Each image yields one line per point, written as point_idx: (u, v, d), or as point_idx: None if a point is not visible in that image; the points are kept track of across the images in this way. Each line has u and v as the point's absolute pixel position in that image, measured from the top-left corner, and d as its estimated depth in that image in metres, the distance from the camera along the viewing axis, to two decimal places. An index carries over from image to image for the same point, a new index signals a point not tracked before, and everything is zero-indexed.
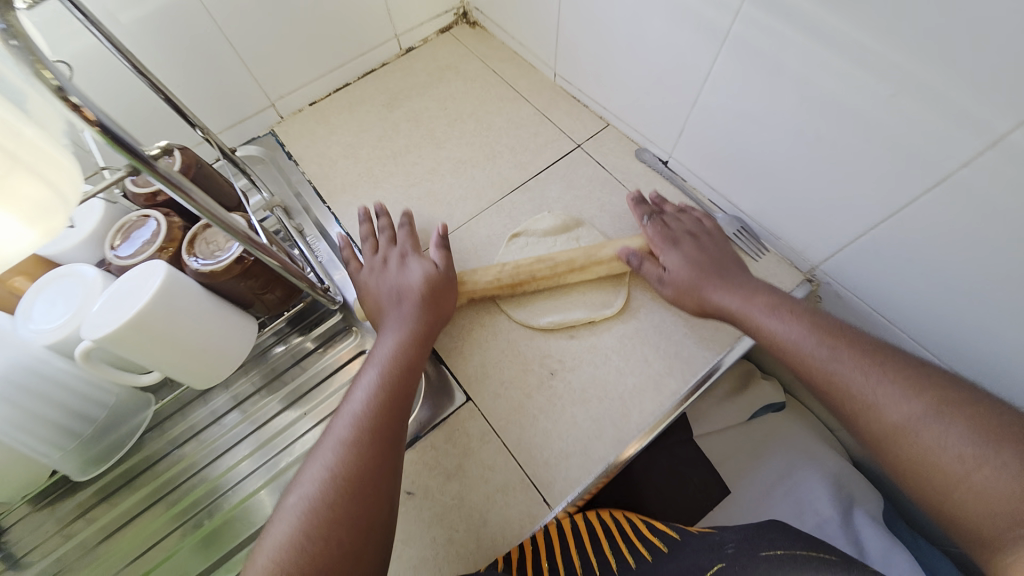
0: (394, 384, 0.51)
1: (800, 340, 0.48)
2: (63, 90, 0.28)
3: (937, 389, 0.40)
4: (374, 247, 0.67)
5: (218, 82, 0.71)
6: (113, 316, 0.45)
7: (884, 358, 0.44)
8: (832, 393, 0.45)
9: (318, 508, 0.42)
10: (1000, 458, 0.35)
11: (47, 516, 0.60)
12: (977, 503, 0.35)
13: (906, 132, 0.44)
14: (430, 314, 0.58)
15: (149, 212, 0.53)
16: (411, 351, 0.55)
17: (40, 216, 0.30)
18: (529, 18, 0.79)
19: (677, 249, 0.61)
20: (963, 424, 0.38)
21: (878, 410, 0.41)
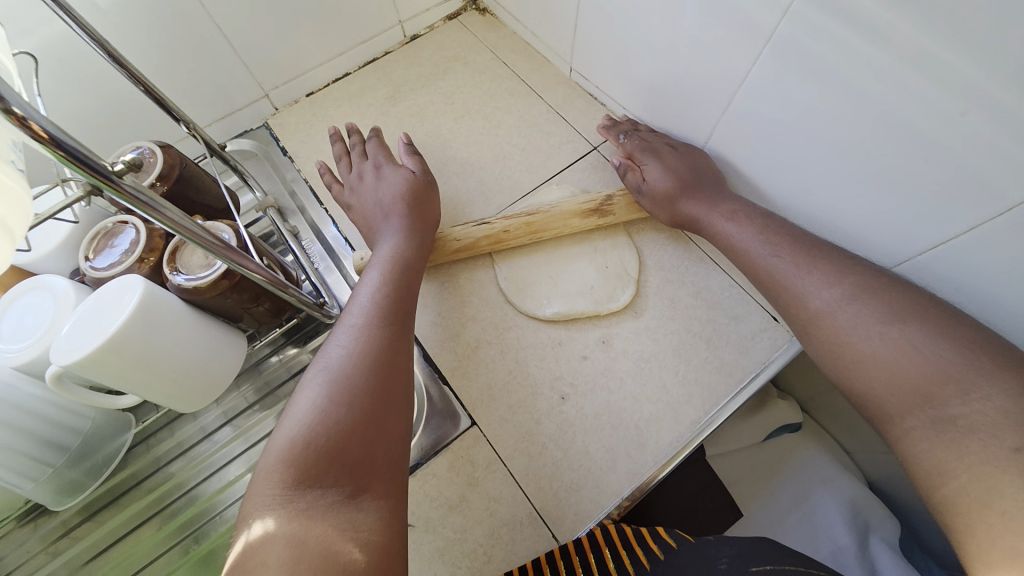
0: (399, 280, 0.54)
1: (750, 242, 0.55)
2: (4, 102, 0.23)
3: (856, 277, 0.48)
4: (348, 165, 0.67)
5: (207, 70, 0.65)
6: (87, 339, 0.40)
7: (820, 254, 0.50)
8: (772, 284, 0.52)
9: (339, 378, 0.46)
10: (919, 325, 0.42)
11: (30, 533, 0.57)
12: (908, 357, 0.42)
13: (976, 155, 0.39)
14: (420, 215, 0.60)
15: (128, 218, 0.49)
16: (409, 248, 0.57)
17: None
18: (544, 6, 0.73)
19: (658, 159, 0.62)
20: (883, 301, 0.45)
21: (810, 297, 0.49)
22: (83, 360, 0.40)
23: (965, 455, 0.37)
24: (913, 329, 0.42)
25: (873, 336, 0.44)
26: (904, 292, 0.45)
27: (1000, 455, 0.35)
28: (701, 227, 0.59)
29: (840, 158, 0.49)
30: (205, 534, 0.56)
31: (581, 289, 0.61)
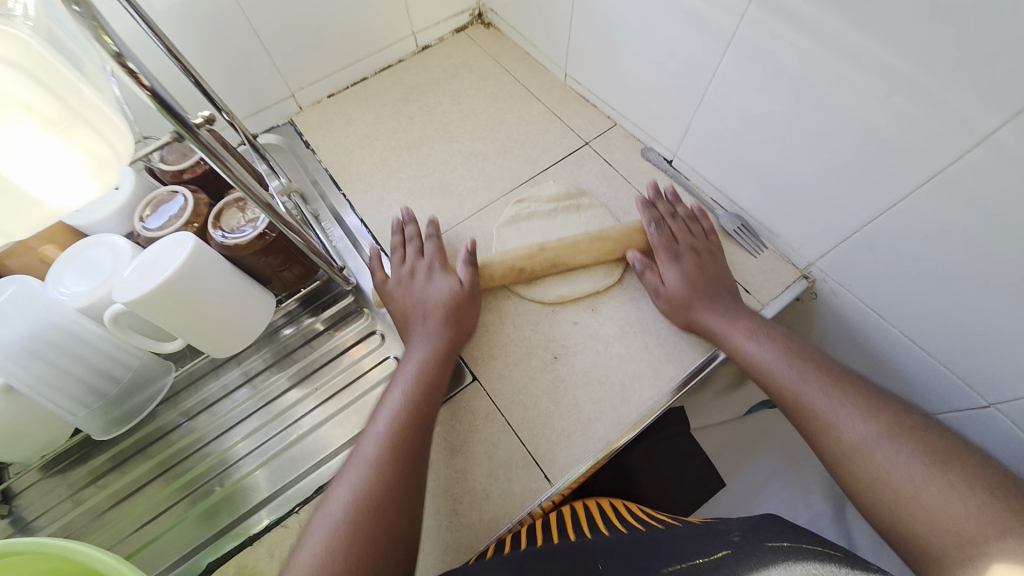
0: (420, 405, 0.54)
1: (776, 363, 0.54)
2: (121, 56, 0.31)
3: (887, 413, 0.48)
4: (401, 258, 0.67)
5: (243, 70, 0.74)
6: (144, 283, 0.46)
7: (847, 386, 0.50)
8: (797, 409, 0.51)
9: (347, 524, 0.46)
10: (944, 480, 0.42)
11: (59, 481, 0.62)
12: (930, 515, 0.41)
13: (899, 129, 0.47)
14: (454, 327, 0.60)
15: (177, 188, 0.56)
16: (440, 363, 0.58)
17: (101, 169, 0.33)
18: (542, 19, 0.82)
19: (678, 267, 0.63)
20: (911, 446, 0.45)
21: (839, 430, 0.48)
22: (140, 298, 0.46)
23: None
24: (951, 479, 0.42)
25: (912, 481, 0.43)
26: (936, 437, 0.45)
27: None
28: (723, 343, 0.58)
29: (797, 141, 0.57)
30: (219, 484, 0.61)
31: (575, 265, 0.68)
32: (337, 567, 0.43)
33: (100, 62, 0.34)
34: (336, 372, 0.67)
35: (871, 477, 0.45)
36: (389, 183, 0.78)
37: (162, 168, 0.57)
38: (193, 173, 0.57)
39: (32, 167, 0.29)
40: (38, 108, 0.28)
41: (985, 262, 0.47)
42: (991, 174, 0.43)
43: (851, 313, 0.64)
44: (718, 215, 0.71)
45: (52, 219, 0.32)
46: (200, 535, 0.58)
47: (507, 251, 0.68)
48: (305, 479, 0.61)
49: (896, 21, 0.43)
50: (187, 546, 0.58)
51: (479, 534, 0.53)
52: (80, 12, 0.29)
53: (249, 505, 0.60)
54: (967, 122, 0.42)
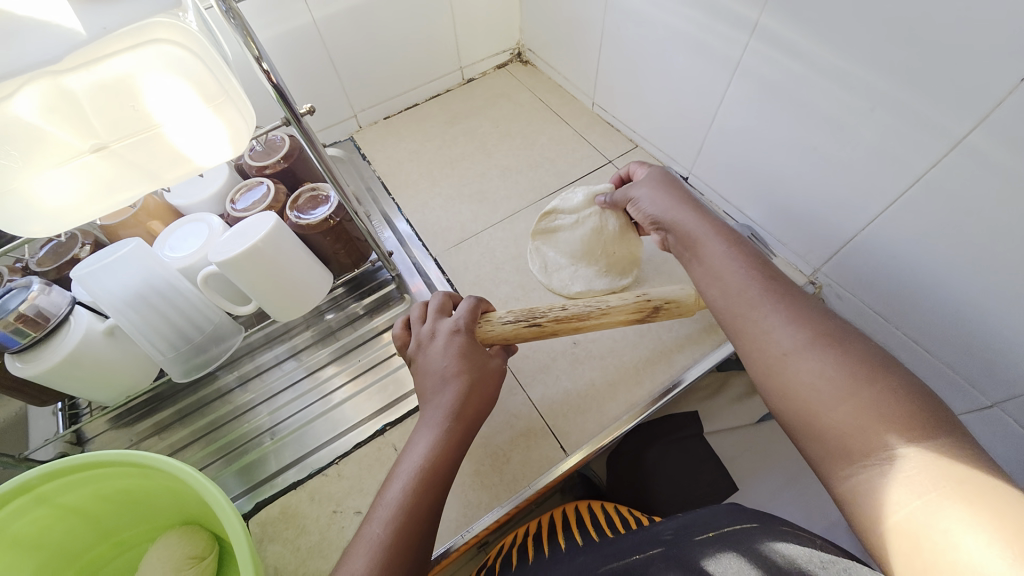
0: (423, 512, 0.43)
1: (732, 271, 0.49)
2: (261, 59, 0.42)
3: (827, 325, 0.43)
4: (422, 314, 0.57)
5: (317, 91, 0.87)
6: (235, 246, 0.56)
7: (791, 299, 0.46)
8: (731, 315, 0.48)
9: None
10: (861, 383, 0.39)
11: (125, 431, 0.70)
12: (841, 421, 0.38)
13: (884, 140, 0.54)
14: (480, 409, 0.50)
15: (262, 179, 0.67)
16: (456, 452, 0.47)
17: (237, 138, 0.44)
18: (574, 56, 0.94)
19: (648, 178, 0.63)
20: (834, 356, 0.41)
21: (769, 338, 0.44)
22: (227, 260, 0.55)
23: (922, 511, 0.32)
24: (886, 386, 0.38)
25: (832, 390, 0.40)
26: (864, 344, 0.41)
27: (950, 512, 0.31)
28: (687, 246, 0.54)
29: (797, 154, 0.64)
30: (266, 440, 0.68)
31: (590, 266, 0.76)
32: None
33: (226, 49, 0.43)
34: (375, 350, 0.75)
35: (788, 388, 0.42)
36: (433, 190, 0.88)
37: (250, 163, 0.69)
38: (274, 168, 0.68)
39: (190, 133, 0.41)
40: (199, 89, 0.39)
41: (969, 259, 0.51)
42: (965, 175, 0.48)
43: (856, 316, 0.68)
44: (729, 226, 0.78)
45: (198, 171, 0.45)
46: (242, 484, 0.65)
47: (543, 327, 0.55)
48: (341, 439, 0.67)
49: (871, 47, 0.50)
50: (229, 493, 0.64)
51: (498, 495, 0.58)
52: (235, 23, 0.40)
53: (286, 462, 0.66)
54: (942, 129, 0.49)
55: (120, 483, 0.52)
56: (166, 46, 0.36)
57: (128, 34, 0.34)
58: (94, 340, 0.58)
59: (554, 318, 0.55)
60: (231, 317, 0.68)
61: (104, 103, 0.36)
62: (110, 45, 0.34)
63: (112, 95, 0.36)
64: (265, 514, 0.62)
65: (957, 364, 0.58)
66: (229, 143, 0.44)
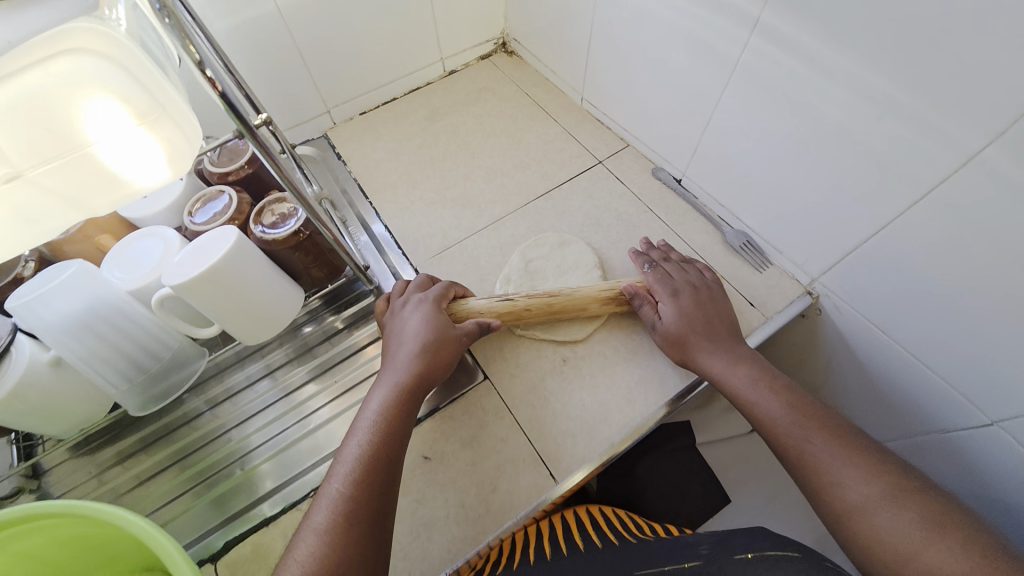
0: (386, 451, 0.49)
1: (782, 416, 0.53)
2: (202, 63, 0.37)
3: (892, 475, 0.47)
4: (401, 291, 0.66)
5: (286, 87, 0.81)
6: (192, 267, 0.51)
7: (853, 446, 0.49)
8: (799, 466, 0.50)
9: None
10: (945, 540, 0.41)
11: (86, 461, 0.65)
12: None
13: (892, 149, 0.50)
14: (437, 374, 0.56)
15: (223, 188, 0.61)
16: (411, 399, 0.53)
17: (174, 159, 0.39)
18: (561, 48, 0.88)
19: (674, 301, 0.63)
20: (912, 510, 0.44)
21: (842, 488, 0.47)
22: (185, 283, 0.50)
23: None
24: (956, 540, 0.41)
25: (911, 542, 0.42)
26: (940, 501, 0.44)
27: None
28: (729, 395, 0.57)
29: (799, 161, 0.60)
30: (237, 469, 0.64)
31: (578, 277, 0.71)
32: None
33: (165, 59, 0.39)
34: (355, 367, 0.71)
35: (871, 544, 0.44)
36: (412, 193, 0.83)
37: (211, 170, 0.63)
38: (238, 175, 0.63)
39: (125, 156, 0.36)
40: (131, 106, 0.33)
41: (975, 280, 0.49)
42: (979, 192, 0.45)
43: (852, 330, 0.66)
44: (724, 232, 0.75)
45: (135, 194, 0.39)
46: (215, 518, 0.61)
47: (517, 305, 0.63)
48: (320, 467, 0.63)
49: (880, 50, 0.47)
50: (201, 527, 0.60)
51: (486, 527, 0.54)
52: (169, 23, 0.35)
53: (262, 492, 0.62)
54: (955, 143, 0.45)
55: (84, 527, 0.48)
56: (85, 56, 0.30)
57: (43, 45, 0.29)
58: (38, 371, 0.52)
59: (526, 296, 0.63)
60: (194, 340, 0.64)
61: (12, 125, 0.30)
62: (21, 60, 0.29)
63: (27, 114, 0.30)
64: (237, 553, 0.58)
65: (959, 382, 0.56)
66: (165, 165, 0.39)
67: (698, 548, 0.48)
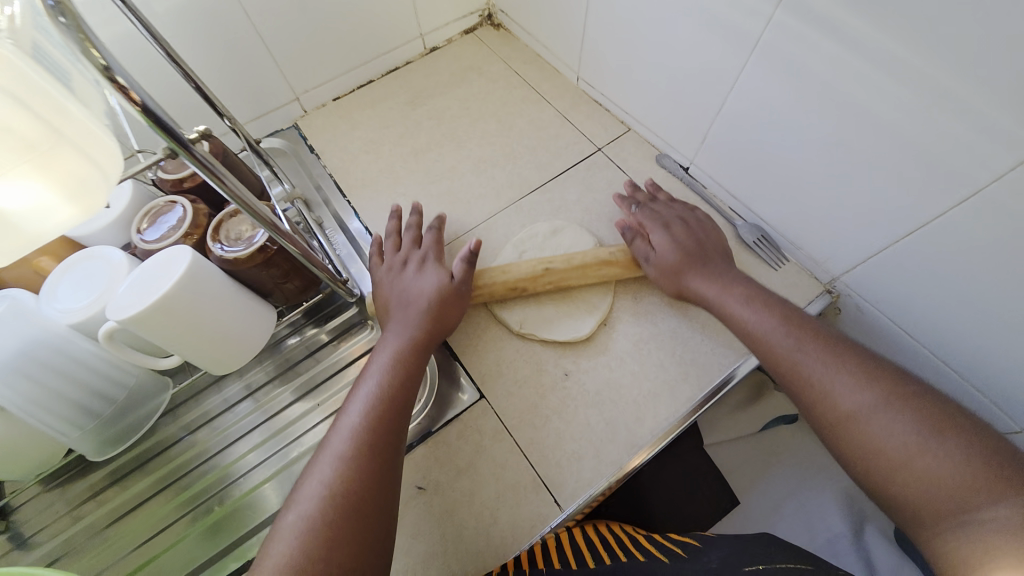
0: (389, 393, 0.51)
1: (775, 332, 0.52)
2: (110, 71, 0.29)
3: (886, 381, 0.46)
4: (397, 245, 0.66)
5: (247, 73, 0.72)
6: (138, 297, 0.45)
7: (849, 356, 0.48)
8: (794, 379, 0.50)
9: (314, 527, 0.41)
10: (941, 446, 0.40)
11: (58, 496, 0.60)
12: (922, 481, 0.40)
13: (935, 140, 0.44)
14: (432, 323, 0.57)
15: (176, 198, 0.54)
16: (413, 347, 0.55)
17: (80, 193, 0.33)
18: (554, 21, 0.79)
19: (667, 232, 0.63)
20: (908, 415, 0.43)
21: (836, 398, 0.46)
22: (135, 316, 0.44)
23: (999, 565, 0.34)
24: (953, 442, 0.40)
25: (909, 448, 0.41)
26: (940, 405, 0.43)
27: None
28: (723, 318, 0.57)
29: (822, 152, 0.54)
30: (224, 500, 0.59)
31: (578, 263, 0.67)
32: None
33: (92, 87, 0.35)
34: (343, 385, 0.64)
35: (870, 452, 0.43)
36: (394, 189, 0.75)
37: (162, 177, 0.56)
38: (193, 182, 0.55)
39: (19, 195, 0.30)
40: (21, 129, 0.29)
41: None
42: None
43: (875, 333, 0.61)
44: (736, 226, 0.68)
45: (35, 241, 0.33)
46: (204, 552, 0.56)
47: (508, 268, 0.63)
48: None
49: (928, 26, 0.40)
50: (191, 562, 0.56)
51: (488, 564, 0.51)
52: (65, 23, 0.28)
53: (253, 523, 0.57)
54: (1012, 136, 0.39)
55: None
56: None
57: None
58: None
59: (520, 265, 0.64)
60: (153, 372, 0.61)
61: None
62: None
63: None
64: None
65: (994, 390, 0.52)
66: (67, 202, 0.33)
67: (704, 560, 0.46)
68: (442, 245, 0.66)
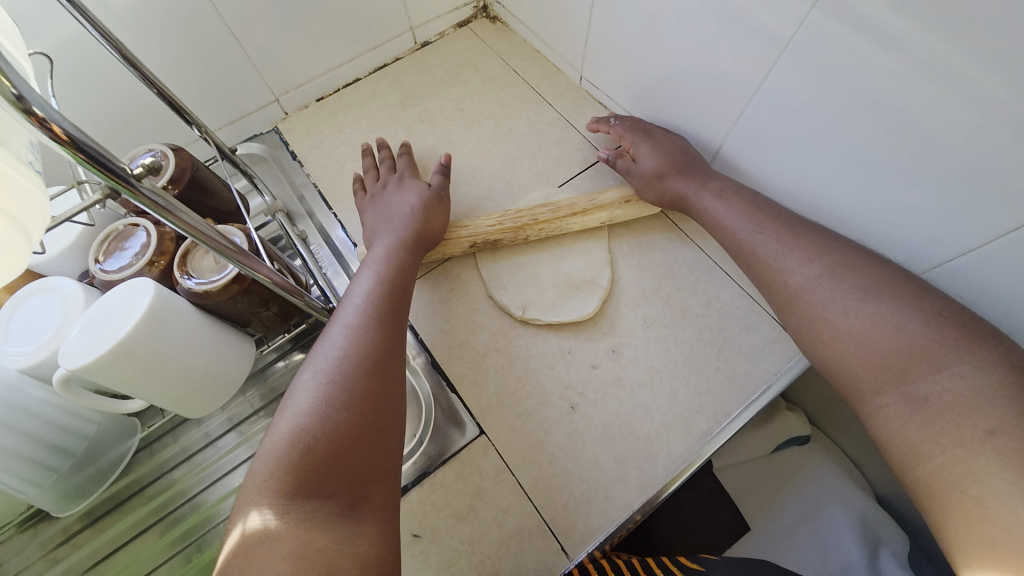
0: (392, 280, 0.53)
1: (739, 221, 0.54)
2: (24, 101, 0.24)
3: (834, 253, 0.48)
4: (375, 175, 0.67)
5: (220, 74, 0.66)
6: (95, 343, 0.39)
7: (804, 236, 0.50)
8: (756, 264, 0.52)
9: (336, 381, 0.44)
10: (883, 307, 0.43)
11: (29, 540, 0.54)
12: (869, 339, 0.42)
13: (986, 165, 0.39)
14: (420, 224, 0.59)
15: (139, 220, 0.48)
16: (410, 244, 0.57)
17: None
18: (555, 16, 0.73)
19: (642, 142, 0.64)
20: (850, 282, 0.45)
21: (787, 276, 0.49)
22: (91, 365, 0.39)
23: (939, 436, 0.37)
24: (893, 298, 0.43)
25: (858, 309, 0.44)
26: (888, 269, 0.45)
27: (973, 438, 0.36)
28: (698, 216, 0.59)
29: (848, 174, 0.49)
30: (212, 542, 0.53)
31: (581, 255, 0.64)
32: (336, 420, 0.41)
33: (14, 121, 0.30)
34: None
35: (818, 325, 0.46)
36: None
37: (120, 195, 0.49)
38: None
39: None
40: None
41: None
42: None
43: None
44: None
45: None
46: None
47: (497, 216, 0.64)
48: None
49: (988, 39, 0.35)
50: None
51: None
52: None
53: None
54: None
55: None
56: None
57: None
58: None
59: (513, 213, 0.64)
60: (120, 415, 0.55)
61: None
62: None
63: None
64: None
65: None
66: None
67: None
68: (416, 167, 0.68)
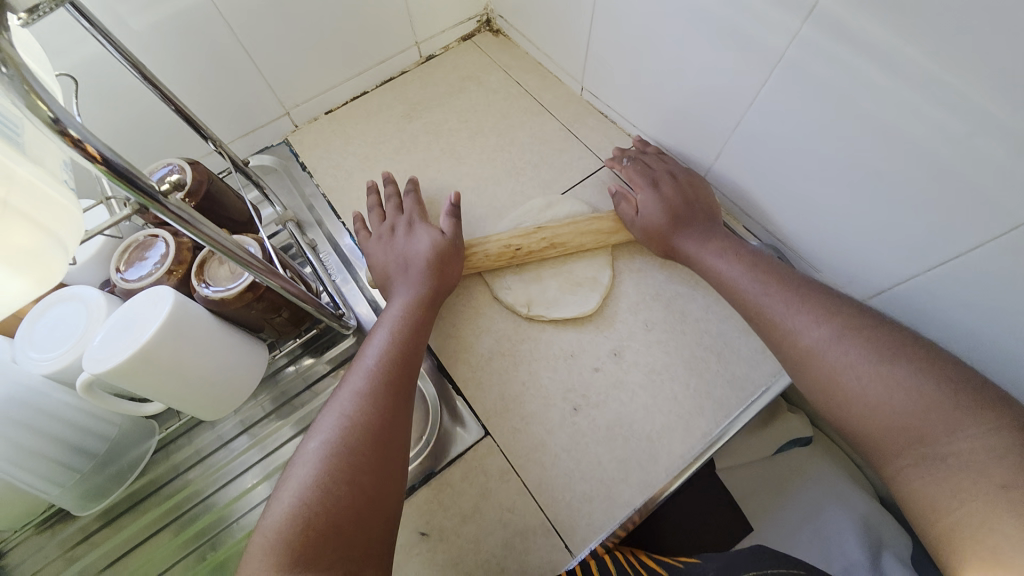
0: (402, 343, 0.54)
1: (742, 277, 0.55)
2: (60, 123, 0.26)
3: (840, 316, 0.48)
4: (382, 216, 0.67)
5: (234, 90, 0.69)
6: (116, 348, 0.41)
7: (811, 297, 0.51)
8: (759, 319, 0.53)
9: (341, 453, 0.45)
10: (897, 371, 0.43)
11: (48, 539, 0.56)
12: (877, 408, 0.43)
13: (972, 172, 0.41)
14: (435, 279, 0.59)
15: (158, 231, 0.51)
16: (423, 304, 0.58)
17: (31, 264, 0.31)
18: (556, 29, 0.76)
19: (651, 189, 0.63)
20: (859, 345, 0.45)
21: (796, 336, 0.49)
22: (112, 370, 0.41)
23: (958, 492, 0.38)
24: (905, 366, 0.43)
25: (869, 373, 0.44)
26: (902, 334, 0.45)
27: (988, 491, 0.36)
28: (703, 271, 0.59)
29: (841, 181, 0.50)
30: (224, 542, 0.55)
31: (584, 259, 0.66)
32: (337, 497, 0.43)
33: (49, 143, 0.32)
34: None
35: (828, 388, 0.46)
36: None
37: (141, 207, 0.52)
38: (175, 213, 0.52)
39: None
40: None
41: None
42: None
43: None
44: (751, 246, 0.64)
45: None
46: None
47: (509, 242, 0.64)
48: None
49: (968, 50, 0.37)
50: None
51: None
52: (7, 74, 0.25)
53: None
54: None
55: None
56: None
57: None
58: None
59: (524, 244, 0.64)
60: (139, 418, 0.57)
61: None
62: None
63: None
64: None
65: None
66: (19, 273, 0.30)
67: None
68: (423, 207, 0.68)
